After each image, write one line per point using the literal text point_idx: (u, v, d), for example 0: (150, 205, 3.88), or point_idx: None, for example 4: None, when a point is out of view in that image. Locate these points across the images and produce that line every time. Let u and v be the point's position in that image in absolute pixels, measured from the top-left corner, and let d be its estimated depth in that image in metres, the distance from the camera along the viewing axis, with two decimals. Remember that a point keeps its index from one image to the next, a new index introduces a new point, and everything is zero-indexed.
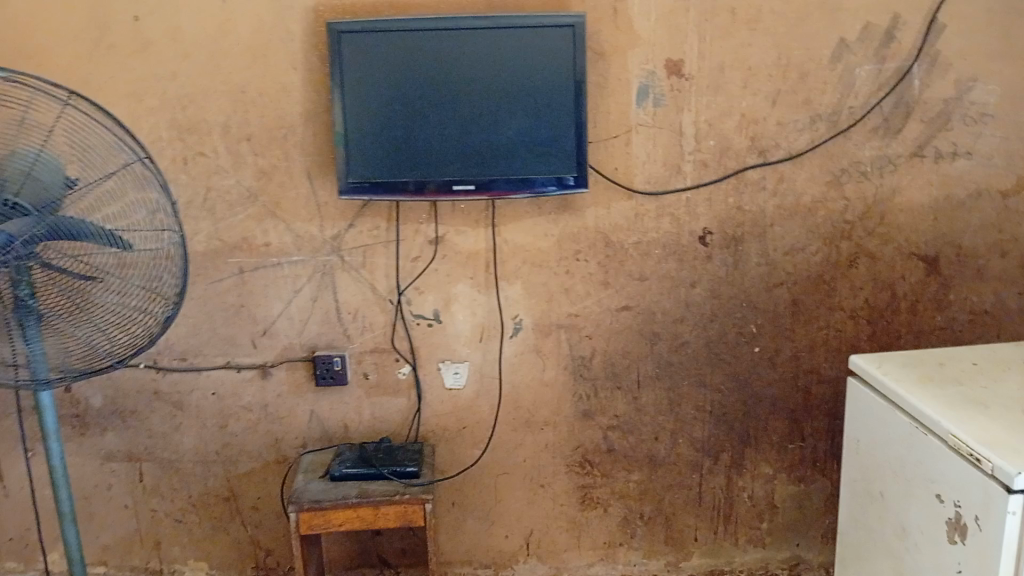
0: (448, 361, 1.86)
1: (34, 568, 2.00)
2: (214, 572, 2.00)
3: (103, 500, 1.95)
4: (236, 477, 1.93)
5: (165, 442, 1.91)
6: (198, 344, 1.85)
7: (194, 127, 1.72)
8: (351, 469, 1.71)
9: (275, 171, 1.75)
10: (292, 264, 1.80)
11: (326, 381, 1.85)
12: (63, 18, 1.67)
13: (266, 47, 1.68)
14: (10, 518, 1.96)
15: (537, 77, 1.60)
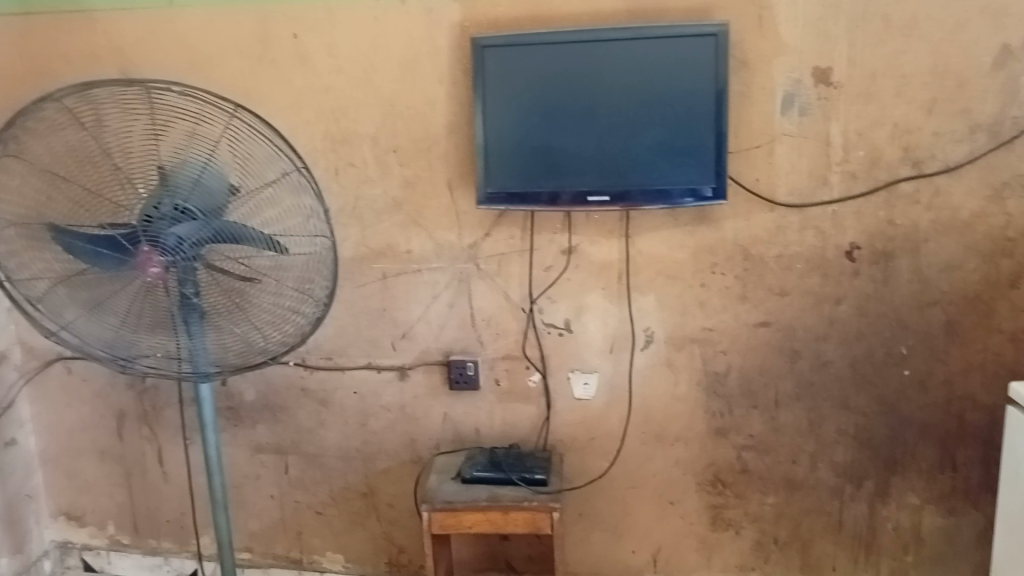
0: (579, 371, 1.86)
1: (188, 548, 2.15)
2: (350, 565, 2.08)
3: (251, 489, 2.07)
4: (373, 474, 2.01)
5: (310, 438, 2.01)
6: (342, 345, 1.94)
7: (345, 139, 1.82)
8: (483, 473, 1.74)
9: (418, 181, 1.81)
10: (432, 270, 1.86)
11: (460, 385, 1.90)
12: (231, 37, 1.80)
13: (413, 62, 1.75)
14: (169, 501, 2.12)
15: (677, 88, 1.58)
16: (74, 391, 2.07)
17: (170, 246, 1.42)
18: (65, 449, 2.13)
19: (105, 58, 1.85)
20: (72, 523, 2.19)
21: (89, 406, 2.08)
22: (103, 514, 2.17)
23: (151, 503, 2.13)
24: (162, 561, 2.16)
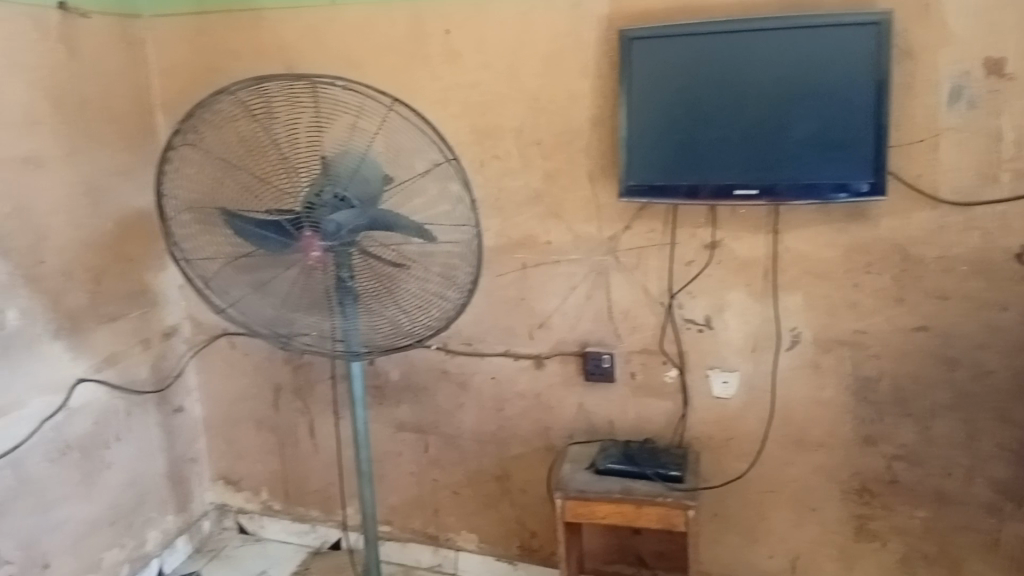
0: (718, 369, 1.83)
1: (333, 517, 2.28)
2: (483, 546, 2.15)
3: (392, 466, 2.18)
4: (507, 459, 2.06)
5: (448, 419, 2.08)
6: (481, 332, 1.99)
7: (491, 132, 1.86)
8: (616, 465, 1.74)
9: (560, 173, 1.83)
10: (570, 262, 1.88)
11: (595, 377, 1.91)
12: (387, 34, 1.88)
13: (560, 56, 1.77)
14: (318, 471, 2.25)
15: (834, 79, 1.51)
16: (236, 364, 2.24)
17: (330, 232, 1.50)
18: (226, 418, 2.30)
19: (273, 55, 1.98)
20: (229, 487, 2.36)
21: (248, 379, 2.24)
22: (258, 480, 2.33)
23: (301, 473, 2.27)
24: (309, 528, 2.30)
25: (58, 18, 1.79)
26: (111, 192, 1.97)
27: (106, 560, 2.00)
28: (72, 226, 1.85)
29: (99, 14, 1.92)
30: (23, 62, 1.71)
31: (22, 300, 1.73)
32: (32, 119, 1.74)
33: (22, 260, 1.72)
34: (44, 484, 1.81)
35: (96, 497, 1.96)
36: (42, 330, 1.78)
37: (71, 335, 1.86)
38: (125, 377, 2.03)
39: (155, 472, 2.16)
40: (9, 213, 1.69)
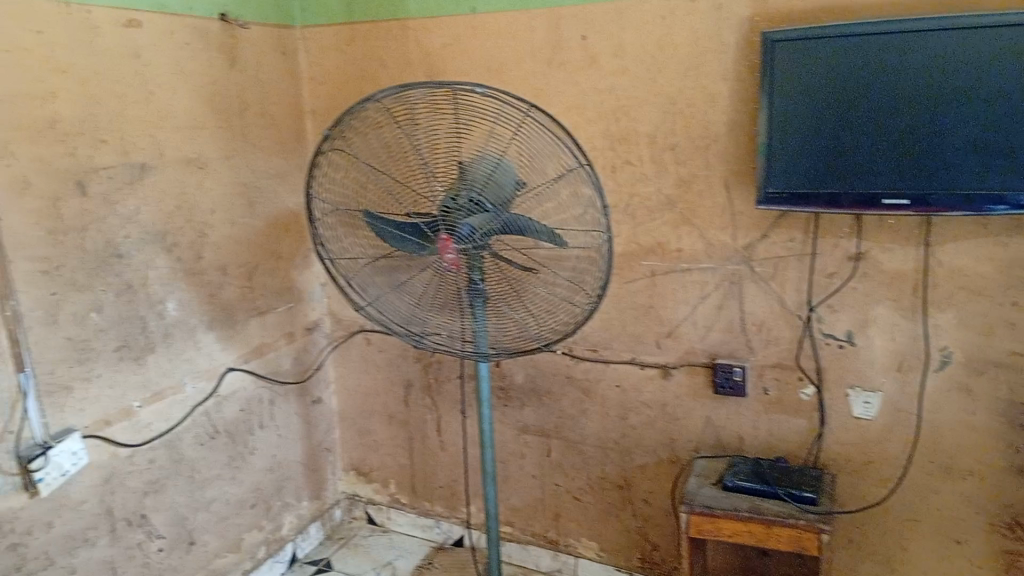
0: (858, 389, 1.74)
1: (457, 514, 2.34)
2: (604, 554, 2.15)
3: (516, 467, 2.22)
4: (631, 468, 2.04)
5: (572, 424, 2.09)
6: (608, 338, 1.99)
7: (626, 137, 1.85)
8: (744, 482, 1.69)
9: (695, 180, 1.80)
10: (703, 270, 1.84)
11: (725, 390, 1.86)
12: (526, 39, 1.91)
13: (699, 59, 1.73)
14: (444, 468, 2.32)
15: (1005, 84, 1.39)
16: (371, 360, 2.33)
17: (464, 235, 1.52)
18: (359, 411, 2.41)
19: (415, 63, 2.06)
20: (360, 478, 2.48)
21: (381, 374, 2.33)
22: (387, 472, 2.42)
23: (428, 469, 2.35)
24: (433, 523, 2.37)
25: (221, 28, 1.92)
26: (263, 192, 2.10)
27: (247, 540, 2.12)
28: (228, 224, 1.98)
29: (258, 25, 2.04)
30: (189, 70, 1.84)
31: (182, 291, 1.86)
32: (196, 123, 1.87)
33: (183, 254, 1.86)
34: (194, 465, 1.93)
35: (240, 479, 2.08)
36: (199, 320, 1.92)
37: (223, 327, 1.99)
38: (270, 367, 2.15)
39: (293, 459, 2.28)
40: (174, 211, 1.82)
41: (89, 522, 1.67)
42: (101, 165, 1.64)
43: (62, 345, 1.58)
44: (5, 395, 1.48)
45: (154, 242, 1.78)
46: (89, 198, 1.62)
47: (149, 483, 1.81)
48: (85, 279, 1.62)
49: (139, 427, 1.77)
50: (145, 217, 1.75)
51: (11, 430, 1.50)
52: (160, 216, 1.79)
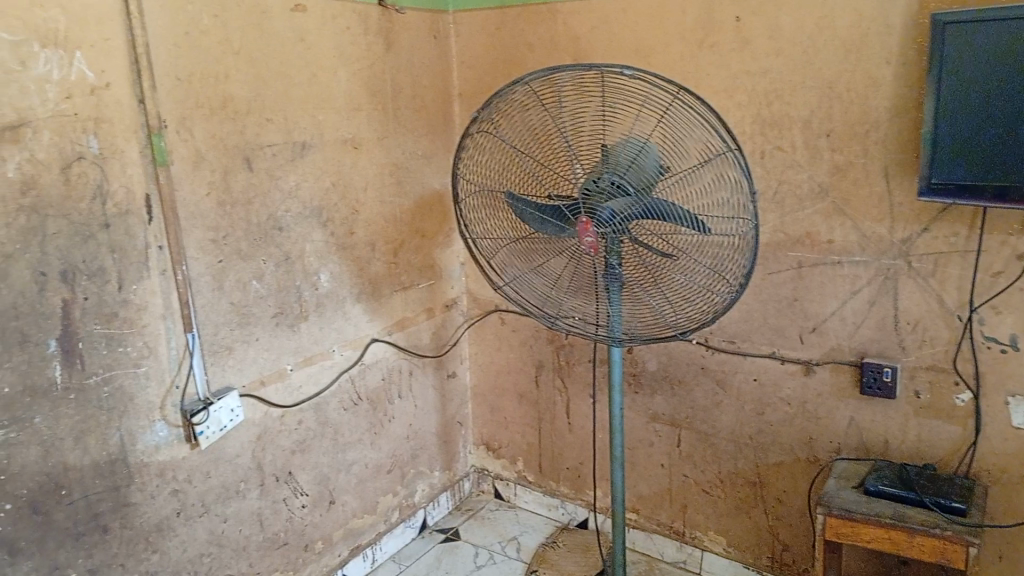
0: (1021, 398, 1.61)
1: (582, 497, 2.36)
2: (731, 549, 2.11)
3: (644, 455, 2.21)
4: (764, 465, 1.98)
5: (705, 416, 2.06)
6: (748, 330, 1.94)
7: (777, 122, 1.79)
8: (888, 488, 1.60)
9: (850, 168, 1.71)
10: (853, 264, 1.75)
11: (872, 390, 1.77)
12: (677, 21, 1.87)
13: (862, 41, 1.64)
14: (571, 450, 2.34)
15: None
16: (506, 339, 2.39)
17: (604, 218, 1.52)
18: (492, 387, 2.47)
19: (563, 47, 2.07)
20: (490, 453, 2.56)
21: (515, 353, 2.38)
22: (516, 450, 2.48)
23: (556, 450, 2.37)
24: (559, 504, 2.41)
25: (379, 12, 2.00)
26: (412, 172, 2.18)
27: (382, 504, 2.23)
28: (378, 201, 2.07)
29: (413, 10, 2.11)
30: (349, 54, 1.93)
31: (334, 264, 1.97)
32: (353, 105, 1.96)
33: (336, 229, 1.96)
34: (338, 428, 2.04)
35: (379, 445, 2.19)
36: (348, 292, 2.02)
37: (370, 299, 2.09)
38: (410, 340, 2.25)
39: (427, 429, 2.37)
40: (330, 188, 1.93)
41: (243, 475, 1.80)
42: (266, 143, 1.76)
43: (227, 308, 1.71)
44: (175, 352, 1.61)
45: (311, 216, 1.88)
46: (256, 172, 1.74)
47: (297, 442, 1.93)
48: (249, 248, 1.74)
49: (291, 388, 1.89)
50: (304, 193, 1.86)
51: (178, 384, 1.62)
52: (318, 192, 1.90)
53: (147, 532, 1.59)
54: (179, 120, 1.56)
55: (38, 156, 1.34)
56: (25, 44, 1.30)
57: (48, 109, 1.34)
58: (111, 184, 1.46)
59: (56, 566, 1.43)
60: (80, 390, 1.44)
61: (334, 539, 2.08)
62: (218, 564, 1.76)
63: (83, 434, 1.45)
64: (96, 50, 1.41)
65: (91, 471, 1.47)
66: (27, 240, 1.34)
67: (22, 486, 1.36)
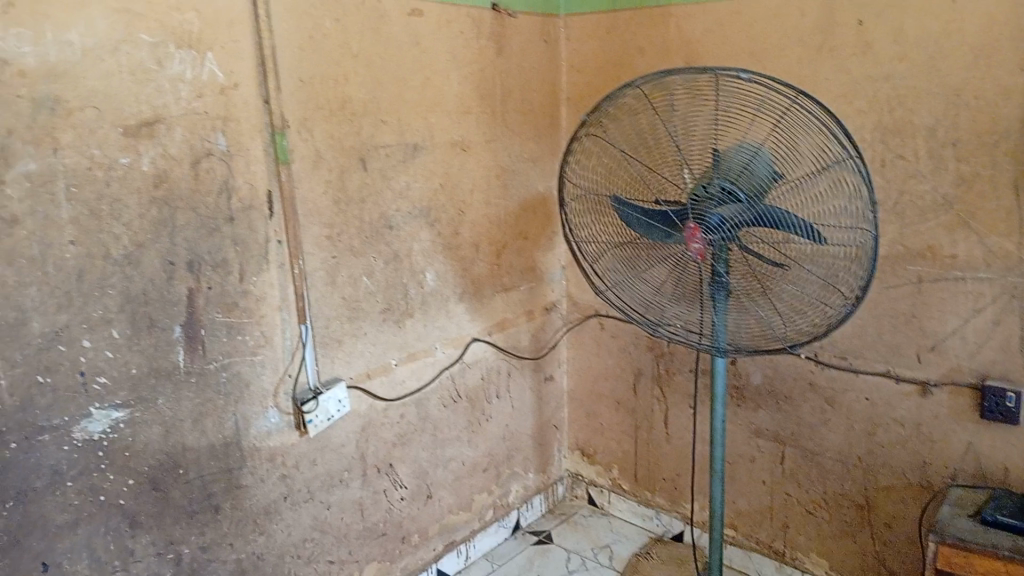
0: None
1: (679, 509, 2.32)
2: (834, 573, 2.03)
3: (745, 469, 2.16)
4: (873, 487, 1.90)
5: (812, 433, 1.99)
6: (861, 346, 1.86)
7: (899, 130, 1.71)
8: (1007, 519, 1.50)
9: (977, 179, 1.62)
10: (977, 280, 1.65)
11: (992, 415, 1.66)
12: (795, 24, 1.82)
13: (994, 46, 1.55)
14: (668, 460, 2.31)
15: None
16: (605, 345, 2.38)
17: (713, 225, 1.47)
18: (590, 392, 2.47)
19: (675, 51, 2.05)
20: (585, 459, 2.55)
21: (614, 360, 2.36)
22: (612, 457, 2.47)
23: (653, 459, 2.35)
24: (654, 514, 2.37)
25: (492, 17, 2.03)
26: (517, 175, 2.20)
27: (477, 501, 2.25)
28: (484, 203, 2.10)
29: (525, 14, 2.13)
30: (462, 58, 1.97)
31: (440, 264, 2.01)
32: (463, 108, 2.00)
33: (443, 229, 2.00)
34: (438, 424, 2.08)
35: (476, 443, 2.21)
36: (452, 292, 2.06)
37: (473, 300, 2.13)
38: (509, 342, 2.27)
39: (523, 431, 2.38)
40: (438, 189, 1.97)
41: (347, 464, 1.85)
42: (380, 144, 1.81)
43: (338, 302, 1.77)
44: (289, 342, 1.68)
45: (420, 217, 1.93)
46: (370, 172, 1.79)
47: (399, 435, 1.97)
48: (361, 246, 1.80)
49: (394, 383, 1.94)
50: (414, 193, 1.91)
51: (291, 373, 1.69)
52: (427, 193, 1.94)
53: (256, 514, 1.66)
54: (300, 121, 1.63)
55: (171, 151, 1.42)
56: (162, 45, 1.38)
57: (181, 107, 1.43)
58: (236, 180, 1.53)
59: (172, 541, 1.51)
60: (201, 374, 1.52)
61: (431, 533, 2.12)
62: (320, 549, 1.82)
63: (201, 416, 1.53)
64: (226, 52, 1.48)
65: (207, 452, 1.55)
66: (158, 231, 1.42)
67: (144, 463, 1.44)
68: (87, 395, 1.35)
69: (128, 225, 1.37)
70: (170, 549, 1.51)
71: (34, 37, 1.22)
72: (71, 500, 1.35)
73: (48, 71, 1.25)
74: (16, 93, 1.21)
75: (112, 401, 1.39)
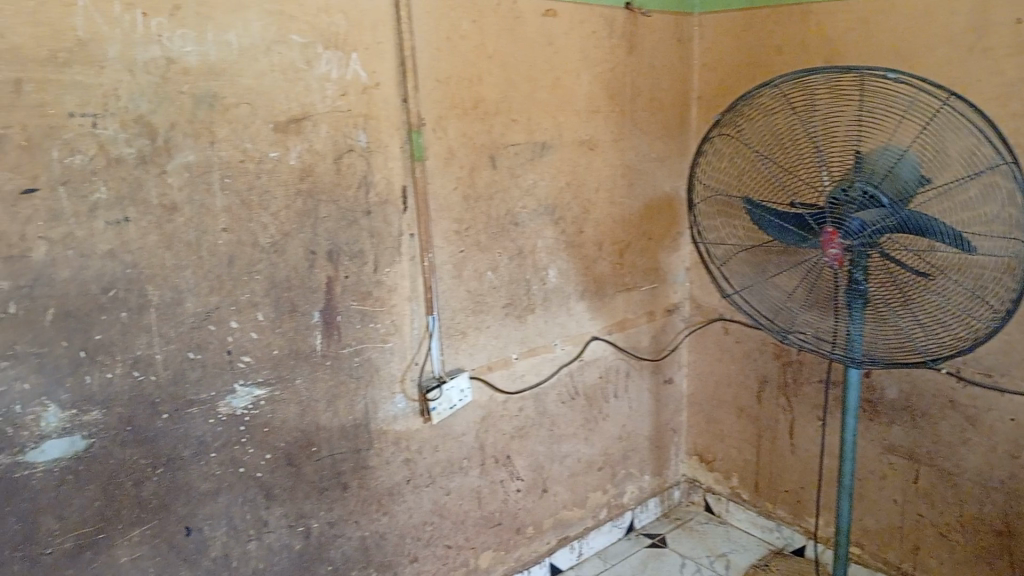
0: None
1: (801, 523, 2.24)
2: None
3: (874, 487, 2.07)
4: (1016, 514, 1.77)
5: (949, 453, 1.88)
6: (1008, 364, 1.73)
7: None
8: None
9: None
10: None
11: None
12: (946, 21, 1.71)
13: None
14: (792, 471, 2.24)
15: None
16: (728, 350, 2.33)
17: (853, 230, 1.41)
18: (710, 398, 2.42)
19: (814, 50, 1.97)
20: (703, 465, 2.51)
21: (737, 365, 2.31)
22: (732, 465, 2.42)
23: (776, 470, 2.28)
24: (774, 526, 2.31)
25: (625, 16, 2.02)
26: (644, 174, 2.19)
27: (591, 500, 2.26)
28: (609, 202, 2.10)
29: (659, 13, 2.11)
30: (593, 57, 1.97)
31: (563, 261, 2.02)
32: (593, 106, 2.01)
33: (567, 227, 2.01)
34: (556, 419, 2.10)
35: (593, 441, 2.22)
36: (573, 289, 2.07)
37: (595, 298, 2.13)
38: (629, 342, 2.26)
39: (640, 432, 2.37)
40: (565, 187, 1.98)
41: (467, 453, 1.90)
42: (510, 142, 1.84)
43: (464, 295, 1.82)
44: (417, 331, 1.74)
45: (545, 214, 1.95)
46: (499, 170, 1.83)
47: (517, 428, 2.01)
48: (488, 241, 1.84)
49: (514, 376, 1.98)
50: (541, 191, 1.93)
51: (417, 361, 1.75)
52: (553, 191, 1.96)
53: (380, 495, 1.73)
54: (435, 119, 1.69)
55: (316, 147, 1.51)
56: (310, 46, 1.47)
57: (327, 105, 1.51)
58: (374, 175, 1.60)
59: (302, 514, 1.60)
60: (336, 358, 1.60)
61: (545, 527, 2.14)
62: (438, 533, 1.88)
63: (334, 398, 1.61)
64: (369, 52, 1.55)
65: (339, 432, 1.63)
66: (302, 221, 1.50)
67: (281, 439, 1.54)
68: (232, 372, 1.45)
69: (275, 214, 1.46)
70: (300, 522, 1.60)
71: (197, 37, 1.32)
72: (214, 469, 1.45)
73: (209, 69, 1.34)
74: (180, 89, 1.32)
75: (254, 379, 1.48)
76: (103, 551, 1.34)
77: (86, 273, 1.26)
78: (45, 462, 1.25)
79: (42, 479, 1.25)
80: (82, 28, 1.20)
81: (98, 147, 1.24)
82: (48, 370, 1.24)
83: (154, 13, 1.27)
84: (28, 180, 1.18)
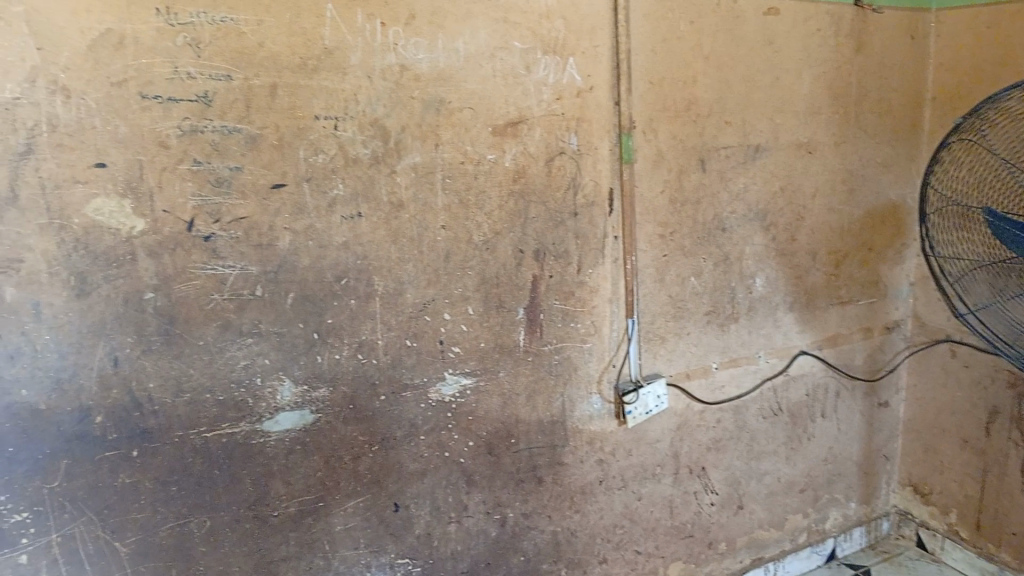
0: None
1: None
2: None
3: None
4: None
5: None
6: None
7: None
8: None
9: None
10: None
11: None
12: None
13: None
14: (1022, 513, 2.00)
15: None
16: (955, 375, 2.12)
17: None
18: (931, 425, 2.22)
19: None
20: (917, 497, 2.30)
21: (965, 393, 2.10)
22: (951, 499, 2.20)
23: (1003, 509, 2.05)
24: (996, 570, 2.07)
25: (853, 12, 1.90)
26: (867, 181, 2.04)
27: (790, 522, 2.15)
28: (826, 210, 1.99)
29: (893, 8, 1.96)
30: (817, 56, 1.87)
31: (771, 270, 1.94)
32: (814, 108, 1.90)
33: (779, 235, 1.93)
34: (756, 434, 2.02)
35: (795, 461, 2.11)
36: (782, 299, 1.97)
37: (805, 310, 2.02)
38: (841, 358, 2.12)
39: (849, 456, 2.21)
40: (778, 192, 1.90)
41: (660, 460, 1.88)
42: (722, 146, 1.80)
43: (666, 300, 1.80)
44: (616, 334, 1.74)
45: (755, 220, 1.88)
46: (708, 173, 1.79)
47: (714, 440, 1.95)
48: (693, 246, 1.81)
49: (713, 386, 1.92)
50: (751, 196, 1.86)
51: (615, 364, 1.75)
52: (765, 196, 1.88)
53: (573, 492, 1.76)
54: (647, 122, 1.68)
55: (530, 150, 1.55)
56: (531, 51, 1.51)
57: (543, 108, 1.55)
58: (583, 178, 1.63)
59: (499, 503, 1.66)
60: (537, 354, 1.64)
61: (738, 545, 2.07)
62: (629, 537, 1.87)
63: (534, 393, 1.65)
64: (586, 56, 1.58)
65: (537, 427, 1.67)
66: (513, 221, 1.56)
67: (483, 429, 1.60)
68: (443, 361, 1.54)
69: (489, 214, 1.53)
70: (497, 510, 1.66)
71: (428, 45, 1.41)
72: (423, 451, 1.54)
73: (437, 75, 1.43)
74: (412, 95, 1.41)
75: (462, 369, 1.56)
76: (322, 517, 1.47)
77: (323, 262, 1.38)
78: (278, 431, 1.40)
79: (276, 446, 1.40)
80: (329, 37, 1.32)
81: (338, 148, 1.36)
82: (286, 348, 1.38)
83: (392, 23, 1.37)
84: (278, 177, 1.32)
